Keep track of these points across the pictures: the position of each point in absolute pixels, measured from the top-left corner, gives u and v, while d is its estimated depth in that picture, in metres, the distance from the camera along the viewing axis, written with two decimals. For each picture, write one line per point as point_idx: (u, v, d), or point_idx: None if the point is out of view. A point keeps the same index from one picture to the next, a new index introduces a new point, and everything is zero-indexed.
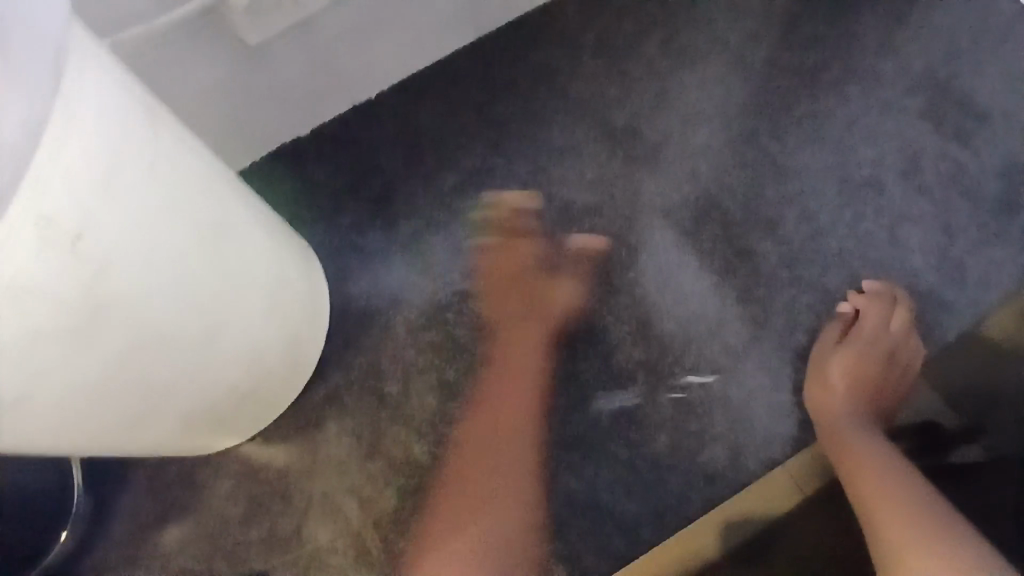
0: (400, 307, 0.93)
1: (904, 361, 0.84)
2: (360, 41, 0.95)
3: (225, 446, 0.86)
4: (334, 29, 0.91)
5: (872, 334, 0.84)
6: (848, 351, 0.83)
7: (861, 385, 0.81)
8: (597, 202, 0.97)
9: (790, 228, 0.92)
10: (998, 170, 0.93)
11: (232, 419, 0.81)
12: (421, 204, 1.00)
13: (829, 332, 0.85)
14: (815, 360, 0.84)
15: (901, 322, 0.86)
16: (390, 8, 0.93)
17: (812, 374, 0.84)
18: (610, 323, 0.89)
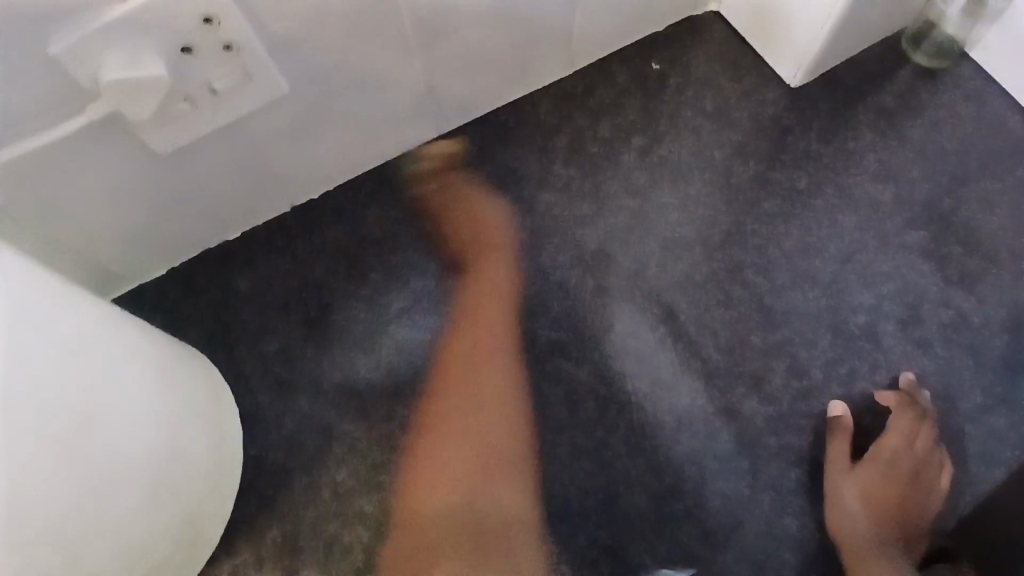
0: (330, 463, 0.79)
1: (930, 481, 0.75)
2: (299, 144, 0.81)
3: None
4: (267, 132, 0.76)
5: (889, 454, 0.76)
6: (865, 472, 0.75)
7: (880, 512, 0.73)
8: (564, 340, 0.84)
9: (780, 386, 0.81)
10: (997, 324, 0.87)
11: None
12: (358, 329, 0.85)
13: (837, 446, 0.76)
14: (828, 483, 0.75)
15: (925, 436, 0.77)
16: (334, 107, 0.79)
17: (825, 495, 0.75)
18: (573, 495, 0.76)
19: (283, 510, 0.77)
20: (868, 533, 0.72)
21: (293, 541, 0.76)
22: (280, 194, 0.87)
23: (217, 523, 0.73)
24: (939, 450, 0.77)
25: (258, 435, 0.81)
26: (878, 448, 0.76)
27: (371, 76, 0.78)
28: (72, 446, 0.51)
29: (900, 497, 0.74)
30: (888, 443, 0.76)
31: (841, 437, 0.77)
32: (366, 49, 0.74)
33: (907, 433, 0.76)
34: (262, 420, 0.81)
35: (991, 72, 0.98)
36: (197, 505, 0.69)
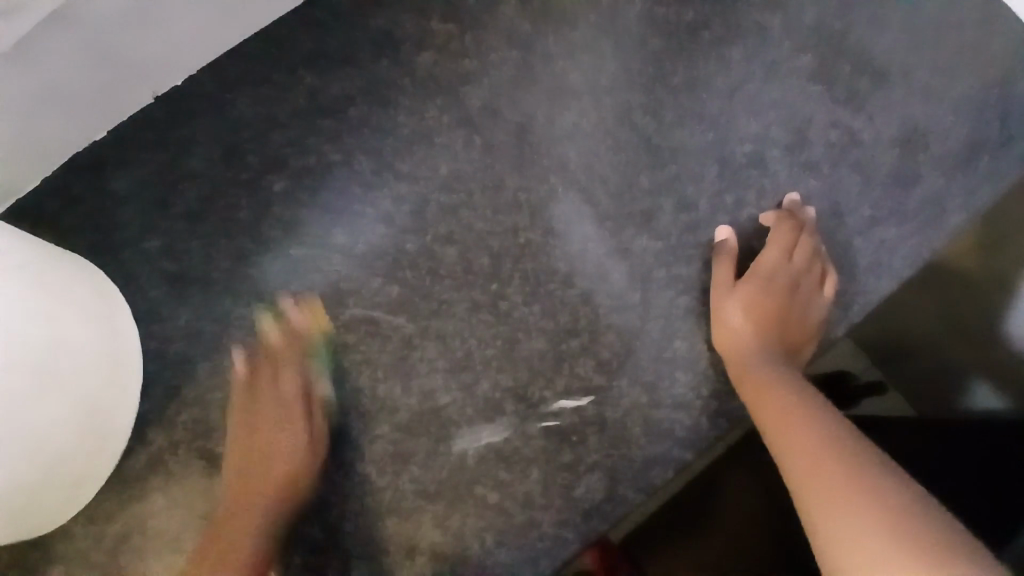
0: (231, 347, 0.80)
1: (808, 289, 0.78)
2: (147, 22, 0.75)
3: (55, 521, 0.71)
4: (107, 15, 0.70)
5: (770, 273, 0.78)
6: (746, 288, 0.77)
7: (762, 323, 0.76)
8: (454, 203, 0.83)
9: (668, 221, 0.82)
10: (888, 138, 0.86)
11: (40, 504, 0.67)
12: (243, 213, 0.84)
13: (722, 269, 0.79)
14: (716, 303, 0.78)
15: (804, 247, 0.79)
16: None
17: (712, 317, 0.78)
18: (474, 346, 0.78)
19: (192, 397, 0.78)
20: (754, 344, 0.74)
21: (202, 424, 0.78)
22: (142, 80, 0.82)
23: (124, 417, 0.74)
24: (818, 260, 0.80)
25: (157, 330, 0.80)
26: (760, 267, 0.79)
27: None
28: None
29: (781, 306, 0.77)
30: (768, 261, 0.79)
31: (728, 260, 0.79)
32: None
33: (783, 251, 0.79)
34: (159, 317, 0.81)
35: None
36: (93, 395, 0.69)
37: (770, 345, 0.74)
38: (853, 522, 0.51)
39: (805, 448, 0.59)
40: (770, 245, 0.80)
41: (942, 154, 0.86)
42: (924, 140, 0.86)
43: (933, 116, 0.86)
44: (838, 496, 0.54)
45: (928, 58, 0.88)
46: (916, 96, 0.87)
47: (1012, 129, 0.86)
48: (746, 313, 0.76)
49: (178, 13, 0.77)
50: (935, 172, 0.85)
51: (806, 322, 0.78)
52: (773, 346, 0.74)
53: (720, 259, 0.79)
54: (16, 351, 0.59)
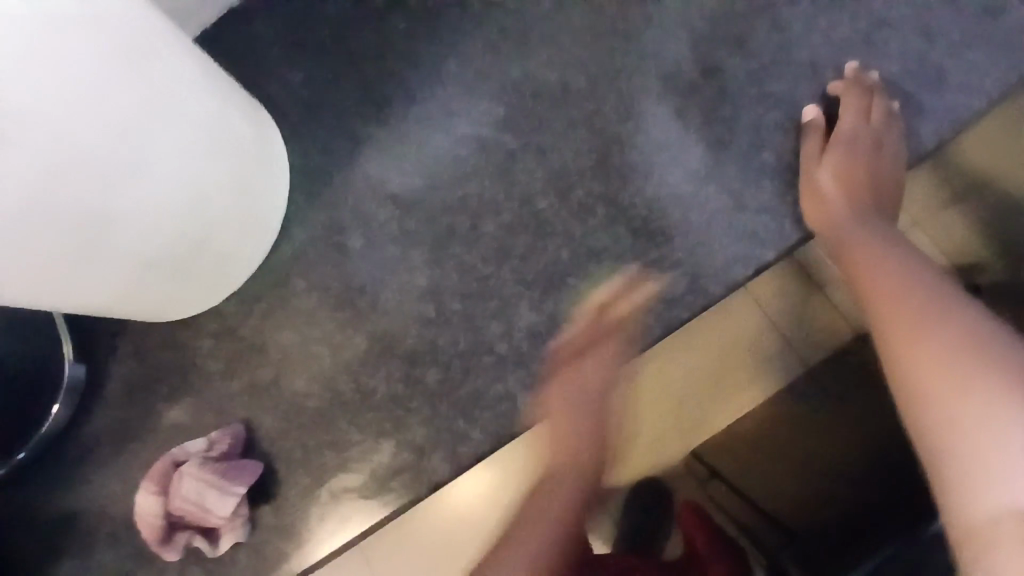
0: (358, 160, 0.92)
1: (891, 145, 0.78)
2: None
3: (219, 290, 0.87)
4: None
5: (872, 129, 0.78)
6: (831, 157, 0.77)
7: (853, 185, 0.75)
8: (554, 34, 0.90)
9: (761, 43, 0.85)
10: None
11: (210, 265, 0.83)
12: (368, 49, 0.95)
13: (808, 144, 0.80)
14: (801, 173, 0.79)
15: (879, 109, 0.79)
16: None
17: (805, 194, 0.78)
18: (570, 159, 0.86)
19: (326, 201, 0.91)
20: (847, 205, 0.74)
21: (336, 223, 0.90)
22: None
23: (272, 209, 0.88)
24: (894, 118, 0.79)
25: (296, 148, 0.94)
26: (841, 133, 0.78)
27: None
28: (137, 96, 0.64)
29: (868, 163, 0.77)
30: (877, 120, 0.78)
31: (850, 103, 0.79)
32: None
33: (889, 120, 0.79)
34: (297, 137, 0.94)
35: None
36: (249, 182, 0.83)
37: (864, 202, 0.74)
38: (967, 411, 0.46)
39: (924, 338, 0.53)
40: (886, 108, 0.79)
41: None
42: None
43: None
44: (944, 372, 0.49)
45: None
46: None
47: None
48: (839, 162, 0.77)
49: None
50: None
51: (897, 178, 0.78)
52: (866, 202, 0.74)
53: (803, 141, 0.80)
54: (199, 129, 0.73)
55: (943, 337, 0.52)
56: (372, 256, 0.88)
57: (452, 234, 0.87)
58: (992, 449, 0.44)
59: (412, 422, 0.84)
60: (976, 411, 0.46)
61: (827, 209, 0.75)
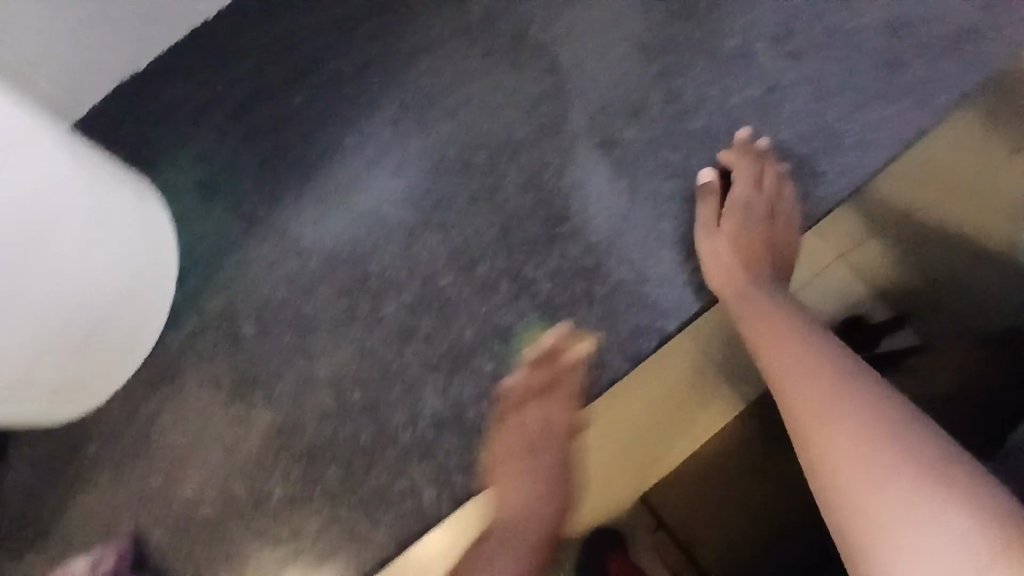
0: (254, 242, 0.88)
1: (786, 212, 0.79)
2: None
3: (105, 387, 0.81)
4: None
5: (765, 198, 0.79)
6: (728, 229, 0.77)
7: (751, 256, 0.76)
8: (455, 107, 0.89)
9: (656, 112, 0.85)
10: (883, 25, 0.86)
11: (88, 362, 0.76)
12: (264, 126, 0.92)
13: (704, 211, 0.80)
14: (699, 243, 0.78)
15: (770, 175, 0.80)
16: None
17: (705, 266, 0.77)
18: (471, 234, 0.84)
19: (221, 285, 0.87)
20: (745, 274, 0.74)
21: (231, 309, 0.85)
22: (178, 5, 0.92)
23: (160, 297, 0.83)
24: (785, 182, 0.80)
25: (189, 230, 0.89)
26: (735, 203, 0.79)
27: None
28: None
29: (762, 234, 0.77)
30: (769, 187, 0.79)
31: (742, 171, 0.80)
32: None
33: (780, 182, 0.80)
34: (190, 218, 0.90)
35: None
36: (131, 272, 0.78)
37: (761, 273, 0.75)
38: (881, 507, 0.48)
39: (831, 425, 0.54)
40: (774, 172, 0.80)
41: (936, 37, 0.86)
42: (919, 25, 0.86)
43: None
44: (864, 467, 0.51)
45: None
46: None
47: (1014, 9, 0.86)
48: (734, 233, 0.77)
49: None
50: (927, 55, 0.85)
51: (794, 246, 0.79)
52: (763, 273, 0.75)
53: (699, 209, 0.80)
54: (63, 221, 0.68)
55: (852, 417, 0.54)
56: (269, 343, 0.83)
57: (353, 317, 0.83)
58: (902, 547, 0.46)
59: (312, 521, 0.78)
60: (889, 505, 0.48)
61: (726, 280, 0.75)
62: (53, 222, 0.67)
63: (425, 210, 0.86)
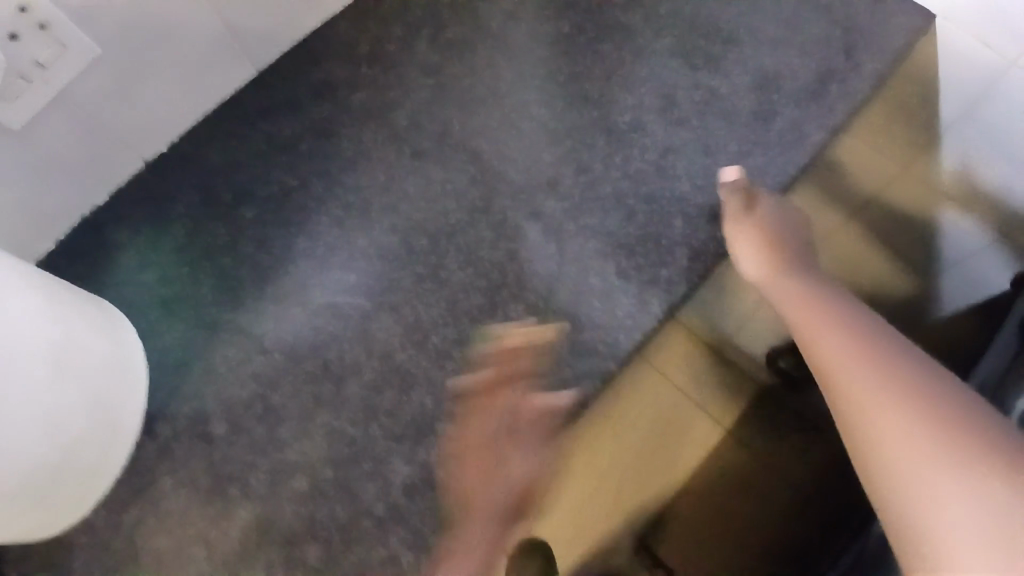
0: (218, 346, 0.94)
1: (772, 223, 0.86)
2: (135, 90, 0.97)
3: (83, 508, 0.83)
4: (102, 88, 0.93)
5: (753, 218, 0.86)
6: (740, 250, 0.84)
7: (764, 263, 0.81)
8: (393, 202, 1.00)
9: (570, 183, 0.97)
10: (751, 87, 1.01)
11: (70, 486, 0.79)
12: (221, 240, 1.01)
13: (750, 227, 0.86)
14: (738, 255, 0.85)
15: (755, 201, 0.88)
16: (153, 50, 0.95)
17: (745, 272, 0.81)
18: (421, 310, 0.92)
19: (190, 391, 0.91)
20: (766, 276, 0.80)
21: (202, 413, 0.90)
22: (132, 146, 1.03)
23: (133, 412, 0.87)
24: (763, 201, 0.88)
25: (156, 343, 0.95)
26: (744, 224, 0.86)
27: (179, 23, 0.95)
28: None
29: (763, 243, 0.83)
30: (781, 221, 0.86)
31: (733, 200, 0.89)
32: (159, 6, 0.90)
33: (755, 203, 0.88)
34: (155, 333, 0.95)
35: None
36: (105, 391, 0.82)
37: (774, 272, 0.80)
38: (907, 452, 0.50)
39: (855, 373, 0.58)
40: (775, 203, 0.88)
41: (796, 91, 1.01)
42: (779, 83, 1.01)
43: (783, 62, 1.02)
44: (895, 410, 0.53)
45: (767, 18, 1.05)
46: (766, 49, 1.03)
47: (856, 60, 1.02)
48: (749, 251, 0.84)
49: (148, 88, 0.98)
50: (791, 106, 1.00)
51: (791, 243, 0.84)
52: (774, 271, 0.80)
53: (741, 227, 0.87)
54: (39, 353, 0.73)
55: (881, 380, 0.56)
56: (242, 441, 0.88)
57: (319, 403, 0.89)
58: (930, 495, 0.47)
59: None
60: (901, 442, 0.51)
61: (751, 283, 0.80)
62: (30, 357, 0.71)
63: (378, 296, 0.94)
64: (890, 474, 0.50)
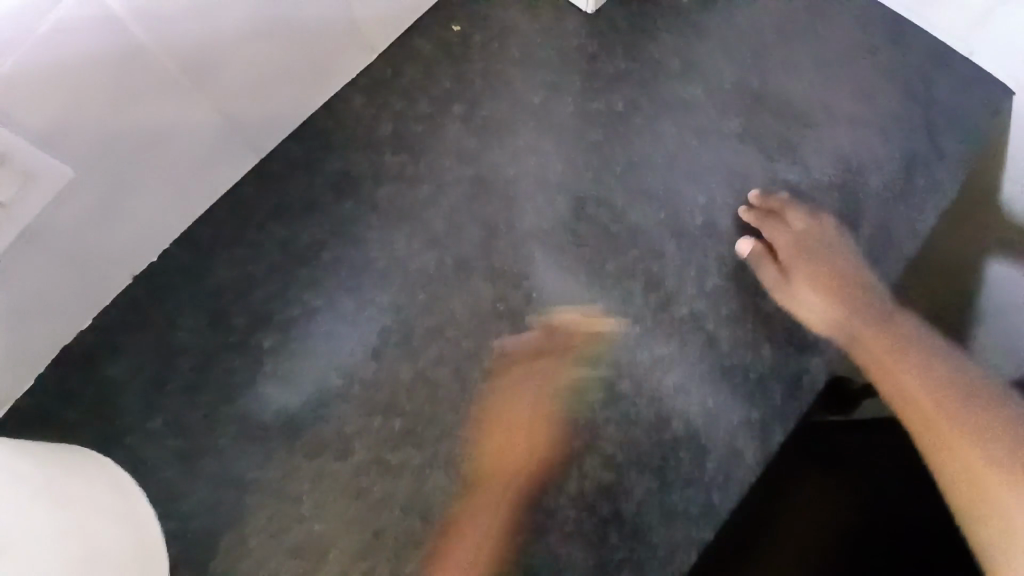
0: (251, 512, 0.84)
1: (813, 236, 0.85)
2: (124, 203, 0.82)
3: None
4: (82, 212, 0.78)
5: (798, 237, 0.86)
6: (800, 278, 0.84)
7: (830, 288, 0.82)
8: (437, 324, 0.88)
9: (643, 307, 0.86)
10: (830, 181, 0.92)
11: None
12: (242, 376, 0.89)
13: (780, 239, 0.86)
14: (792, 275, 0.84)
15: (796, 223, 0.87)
16: (142, 159, 0.80)
17: (818, 287, 0.82)
18: (480, 464, 0.83)
19: (221, 568, 0.82)
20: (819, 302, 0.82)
21: None
22: (126, 262, 0.89)
23: None
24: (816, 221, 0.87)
25: (178, 508, 0.85)
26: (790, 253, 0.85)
27: (173, 121, 0.79)
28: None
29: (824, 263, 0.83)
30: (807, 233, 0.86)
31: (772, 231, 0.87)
32: (148, 102, 0.75)
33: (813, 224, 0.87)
34: (175, 495, 0.85)
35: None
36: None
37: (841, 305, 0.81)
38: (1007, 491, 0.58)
39: (950, 422, 0.65)
40: (834, 226, 0.87)
41: (881, 183, 0.92)
42: (862, 176, 0.93)
43: (863, 146, 0.93)
44: (978, 452, 0.61)
45: (845, 95, 0.95)
46: (844, 133, 0.94)
47: (941, 146, 0.95)
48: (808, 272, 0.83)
49: (143, 195, 0.83)
50: (876, 204, 0.92)
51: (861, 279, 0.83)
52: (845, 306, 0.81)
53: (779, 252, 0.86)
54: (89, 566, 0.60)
55: (964, 410, 0.65)
56: None
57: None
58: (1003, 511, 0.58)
59: None
60: (984, 485, 0.60)
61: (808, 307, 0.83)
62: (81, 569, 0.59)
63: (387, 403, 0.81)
64: (973, 475, 0.61)
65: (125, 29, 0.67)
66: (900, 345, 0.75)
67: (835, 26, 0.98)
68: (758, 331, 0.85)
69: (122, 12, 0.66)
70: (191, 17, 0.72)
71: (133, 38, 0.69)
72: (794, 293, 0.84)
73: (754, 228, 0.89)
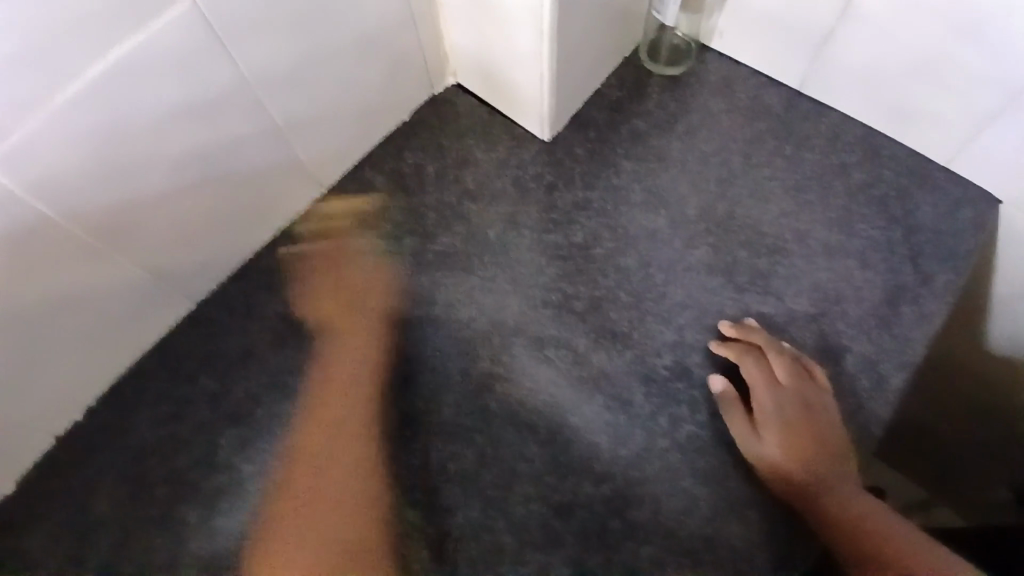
0: None
1: (800, 390, 0.77)
2: (38, 372, 0.75)
3: None
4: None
5: (780, 382, 0.78)
6: (770, 428, 0.76)
7: (799, 449, 0.74)
8: (383, 491, 0.79)
9: (608, 464, 0.79)
10: (806, 314, 0.87)
11: None
12: (162, 557, 0.80)
13: (755, 375, 0.79)
14: (761, 422, 0.77)
15: (778, 362, 0.79)
16: (61, 325, 0.74)
17: (791, 443, 0.75)
18: None
19: None
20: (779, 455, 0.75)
21: None
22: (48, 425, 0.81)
23: None
24: (800, 363, 0.79)
25: None
26: (764, 397, 0.78)
27: (94, 285, 0.74)
28: None
29: (796, 411, 0.76)
30: (788, 378, 0.78)
31: (750, 366, 0.80)
32: (57, 274, 0.69)
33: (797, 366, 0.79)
34: None
35: (732, 57, 1.02)
36: None
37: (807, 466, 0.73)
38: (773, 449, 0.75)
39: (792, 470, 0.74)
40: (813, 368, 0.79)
41: (861, 316, 0.86)
42: (840, 306, 0.87)
43: (841, 276, 0.88)
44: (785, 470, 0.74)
45: (815, 221, 0.92)
46: (819, 263, 0.89)
47: (925, 269, 0.88)
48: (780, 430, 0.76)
49: (61, 361, 0.77)
50: (861, 337, 0.85)
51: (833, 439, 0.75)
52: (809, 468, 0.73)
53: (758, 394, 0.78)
54: None
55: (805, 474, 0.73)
56: None
57: None
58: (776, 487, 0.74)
59: None
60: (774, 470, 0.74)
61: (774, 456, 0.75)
62: None
63: (344, 285, 0.90)
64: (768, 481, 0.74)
65: (23, 207, 0.62)
66: (811, 457, 0.73)
67: (800, 150, 0.96)
68: (737, 497, 0.77)
69: (17, 191, 0.61)
70: (104, 185, 0.67)
71: (36, 214, 0.64)
72: (758, 441, 0.76)
73: (729, 361, 0.83)
